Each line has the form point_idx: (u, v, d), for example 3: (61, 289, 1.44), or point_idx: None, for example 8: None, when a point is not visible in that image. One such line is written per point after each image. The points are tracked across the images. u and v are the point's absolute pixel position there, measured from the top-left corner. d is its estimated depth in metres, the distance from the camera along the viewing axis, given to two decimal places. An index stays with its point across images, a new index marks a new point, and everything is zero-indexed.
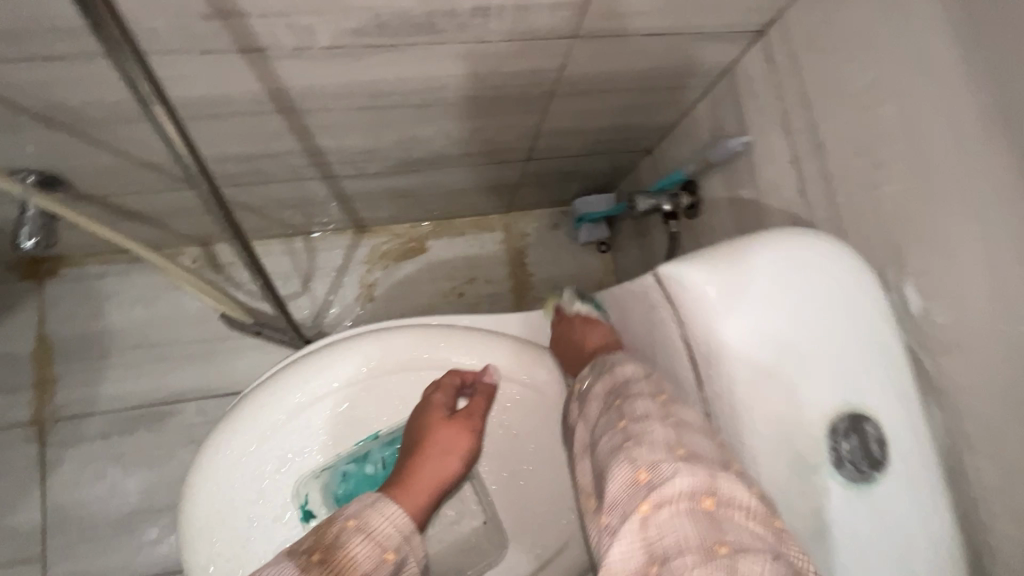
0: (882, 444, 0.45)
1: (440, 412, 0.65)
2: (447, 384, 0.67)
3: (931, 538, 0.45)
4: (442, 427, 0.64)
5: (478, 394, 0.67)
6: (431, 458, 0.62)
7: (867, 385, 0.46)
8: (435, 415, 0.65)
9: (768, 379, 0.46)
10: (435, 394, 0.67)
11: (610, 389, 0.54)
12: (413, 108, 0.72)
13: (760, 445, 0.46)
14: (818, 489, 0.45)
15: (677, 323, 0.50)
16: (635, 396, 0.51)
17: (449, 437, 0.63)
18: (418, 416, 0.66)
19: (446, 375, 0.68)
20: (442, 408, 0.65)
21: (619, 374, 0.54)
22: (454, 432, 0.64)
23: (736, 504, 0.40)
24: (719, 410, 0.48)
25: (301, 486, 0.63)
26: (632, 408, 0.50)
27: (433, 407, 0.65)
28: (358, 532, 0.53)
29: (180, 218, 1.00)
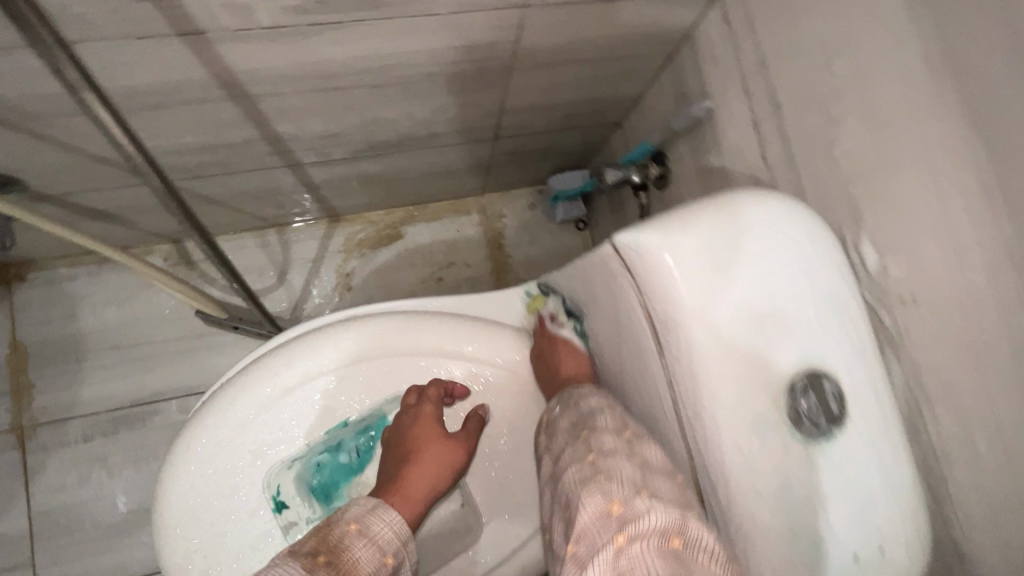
0: (839, 399, 0.45)
1: (432, 423, 0.63)
2: (433, 393, 0.66)
3: (891, 490, 0.45)
4: (436, 442, 0.62)
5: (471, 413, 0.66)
6: (423, 469, 0.61)
7: (825, 342, 0.46)
8: (427, 427, 0.63)
9: (724, 339, 0.46)
10: (423, 404, 0.65)
11: (578, 424, 0.55)
12: (370, 89, 0.71)
13: (719, 406, 0.45)
14: (777, 446, 0.44)
15: (636, 290, 0.50)
16: (601, 431, 0.52)
17: (440, 450, 0.63)
18: (406, 424, 0.64)
19: (432, 386, 0.66)
20: (434, 418, 0.64)
21: (587, 409, 0.56)
22: (445, 449, 0.63)
23: (705, 547, 0.40)
24: (679, 374, 0.47)
25: (273, 478, 0.62)
26: (601, 444, 0.51)
27: (426, 418, 0.63)
28: (360, 536, 0.54)
29: (146, 215, 0.98)
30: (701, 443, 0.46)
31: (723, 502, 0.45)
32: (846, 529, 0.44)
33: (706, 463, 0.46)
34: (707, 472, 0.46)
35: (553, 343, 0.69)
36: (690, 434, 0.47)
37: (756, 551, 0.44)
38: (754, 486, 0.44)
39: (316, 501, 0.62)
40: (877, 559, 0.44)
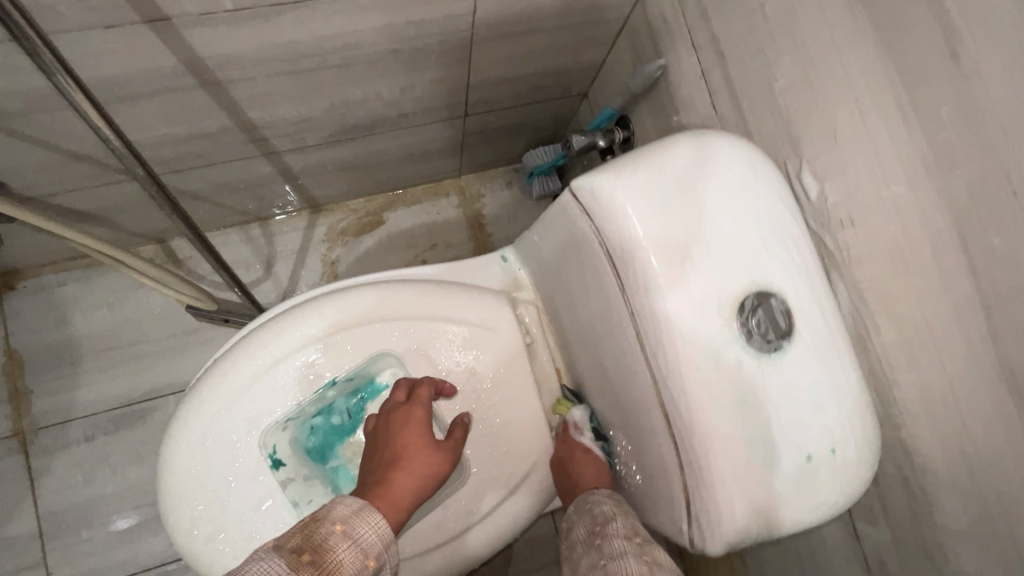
0: (788, 315, 0.49)
1: (422, 430, 0.63)
2: (423, 393, 0.65)
3: (840, 396, 0.49)
4: (422, 447, 0.62)
5: (456, 423, 0.66)
6: (409, 475, 0.60)
7: (772, 264, 0.50)
8: (416, 431, 0.63)
9: (678, 267, 0.49)
10: (414, 404, 0.64)
11: (591, 527, 0.57)
12: (336, 70, 0.73)
13: (676, 328, 0.48)
14: (732, 360, 0.48)
15: (596, 231, 0.53)
16: (613, 535, 0.54)
17: (427, 456, 0.62)
18: (395, 427, 0.63)
19: (427, 385, 0.66)
20: (423, 422, 0.63)
21: (602, 518, 0.57)
22: (430, 456, 0.62)
23: None
24: (639, 304, 0.50)
25: (268, 437, 0.65)
26: (610, 547, 0.53)
27: (415, 420, 0.63)
28: (345, 538, 0.50)
29: (129, 214, 1.00)
30: (663, 365, 0.49)
31: (686, 417, 0.48)
32: (798, 432, 0.48)
33: (668, 383, 0.49)
34: (671, 393, 0.49)
35: (575, 454, 0.68)
36: (652, 359, 0.50)
37: (718, 459, 0.47)
38: (712, 398, 0.47)
39: (312, 460, 0.67)
40: (828, 458, 0.48)
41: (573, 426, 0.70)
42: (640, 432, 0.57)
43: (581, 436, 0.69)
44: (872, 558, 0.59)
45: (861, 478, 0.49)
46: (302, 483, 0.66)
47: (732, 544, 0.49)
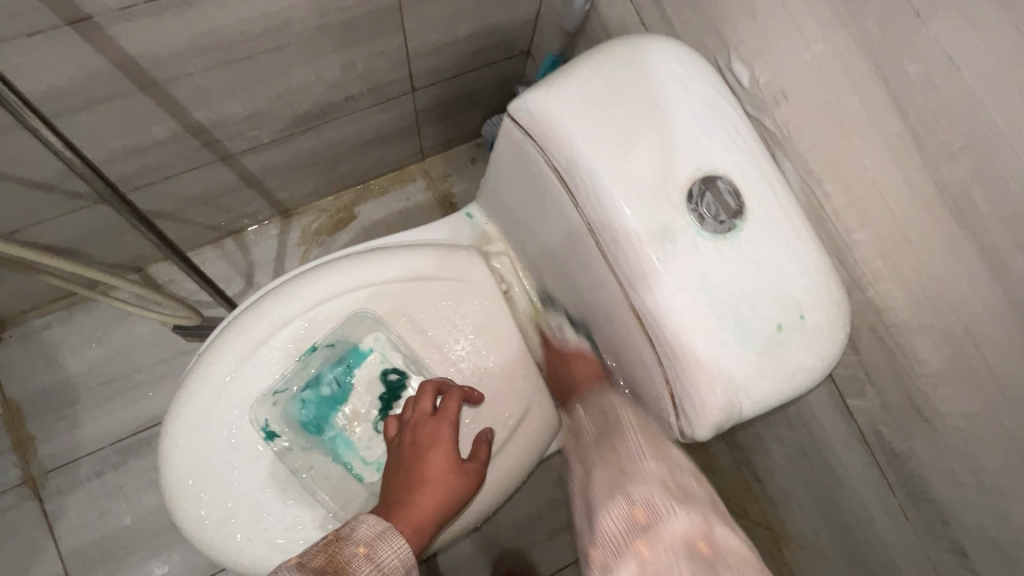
0: (736, 195, 0.49)
1: (449, 450, 0.62)
2: (452, 407, 0.65)
3: (800, 264, 0.49)
4: (449, 469, 0.62)
5: (480, 440, 0.67)
6: (432, 498, 0.60)
7: (713, 148, 0.50)
8: (442, 450, 0.62)
9: (621, 164, 0.49)
10: (441, 421, 0.63)
11: (604, 431, 0.62)
12: (271, 55, 0.74)
13: (629, 223, 0.48)
14: (688, 245, 0.48)
15: (539, 149, 0.53)
16: (628, 434, 0.58)
17: (451, 479, 0.62)
18: (421, 445, 0.63)
19: (454, 399, 0.65)
20: (450, 441, 0.63)
21: (613, 416, 0.62)
22: (456, 479, 0.62)
23: (730, 550, 0.44)
24: (591, 209, 0.51)
25: (259, 412, 0.65)
26: (626, 447, 0.57)
27: (442, 440, 0.63)
28: (366, 562, 0.52)
29: (101, 244, 1.01)
30: (624, 263, 0.50)
31: (655, 309, 0.49)
32: (765, 305, 0.48)
33: (632, 281, 0.50)
34: (637, 290, 0.49)
35: (565, 357, 0.73)
36: (613, 260, 0.51)
37: (690, 344, 0.48)
38: (675, 286, 0.48)
39: (308, 433, 0.66)
40: (797, 325, 0.48)
41: (552, 331, 0.75)
42: (621, 344, 0.57)
43: (560, 334, 0.74)
44: (867, 431, 0.60)
45: (834, 339, 0.49)
46: (301, 455, 0.66)
47: (719, 426, 0.49)
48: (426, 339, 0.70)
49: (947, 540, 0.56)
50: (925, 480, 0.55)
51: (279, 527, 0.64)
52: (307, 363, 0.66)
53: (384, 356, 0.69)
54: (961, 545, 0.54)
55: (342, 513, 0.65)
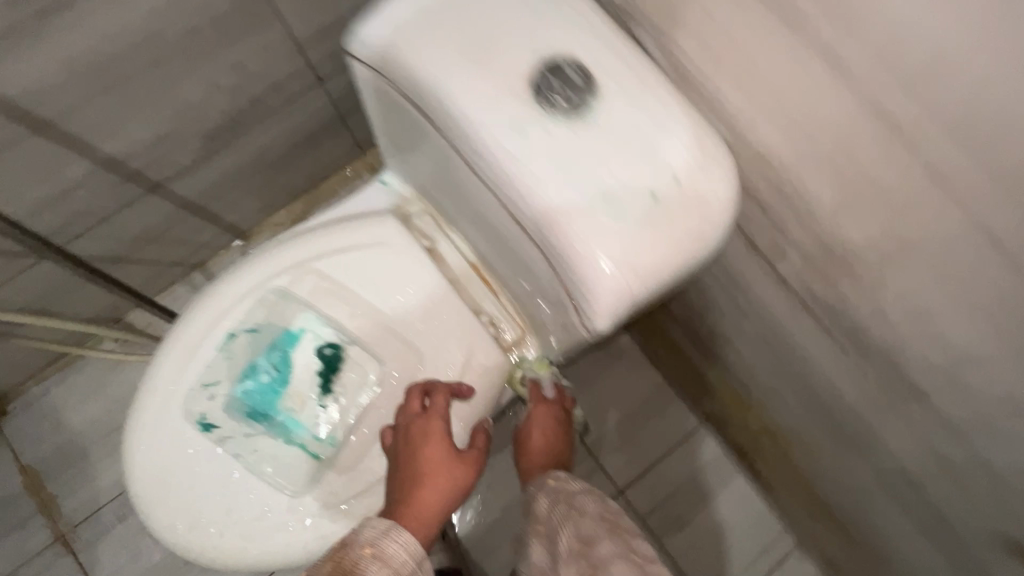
0: (584, 74, 0.47)
1: (446, 442, 0.63)
2: (441, 403, 0.65)
3: (663, 126, 0.47)
4: (447, 461, 0.62)
5: (478, 430, 0.67)
6: (433, 490, 0.60)
7: (552, 33, 0.49)
8: (438, 443, 0.62)
9: (459, 68, 0.47)
10: (431, 417, 0.64)
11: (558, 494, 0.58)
12: (152, 71, 0.75)
13: (477, 126, 0.47)
14: (541, 134, 0.46)
15: (385, 80, 0.52)
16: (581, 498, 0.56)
17: (452, 470, 0.62)
18: (415, 442, 0.63)
19: (442, 396, 0.66)
20: (443, 433, 0.63)
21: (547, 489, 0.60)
22: (456, 468, 0.62)
23: None
24: (444, 124, 0.49)
25: (193, 406, 0.66)
26: (595, 505, 0.55)
27: (436, 436, 0.63)
28: (376, 561, 0.49)
29: (70, 299, 1.05)
30: (485, 168, 0.48)
31: (524, 207, 0.47)
32: (633, 175, 0.46)
33: (497, 185, 0.48)
34: (504, 193, 0.48)
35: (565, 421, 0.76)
36: (478, 169, 0.49)
37: (563, 231, 0.46)
38: (536, 177, 0.46)
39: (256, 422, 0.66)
40: (673, 190, 0.46)
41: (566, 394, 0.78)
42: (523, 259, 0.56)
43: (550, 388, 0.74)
44: (805, 296, 0.56)
45: (719, 197, 0.47)
46: (243, 441, 0.66)
47: (619, 312, 0.47)
48: (353, 308, 0.69)
49: (905, 386, 0.52)
50: (866, 329, 0.51)
51: (248, 517, 0.65)
52: (228, 351, 0.67)
53: (316, 333, 0.68)
54: (917, 386, 0.51)
55: (295, 490, 0.65)
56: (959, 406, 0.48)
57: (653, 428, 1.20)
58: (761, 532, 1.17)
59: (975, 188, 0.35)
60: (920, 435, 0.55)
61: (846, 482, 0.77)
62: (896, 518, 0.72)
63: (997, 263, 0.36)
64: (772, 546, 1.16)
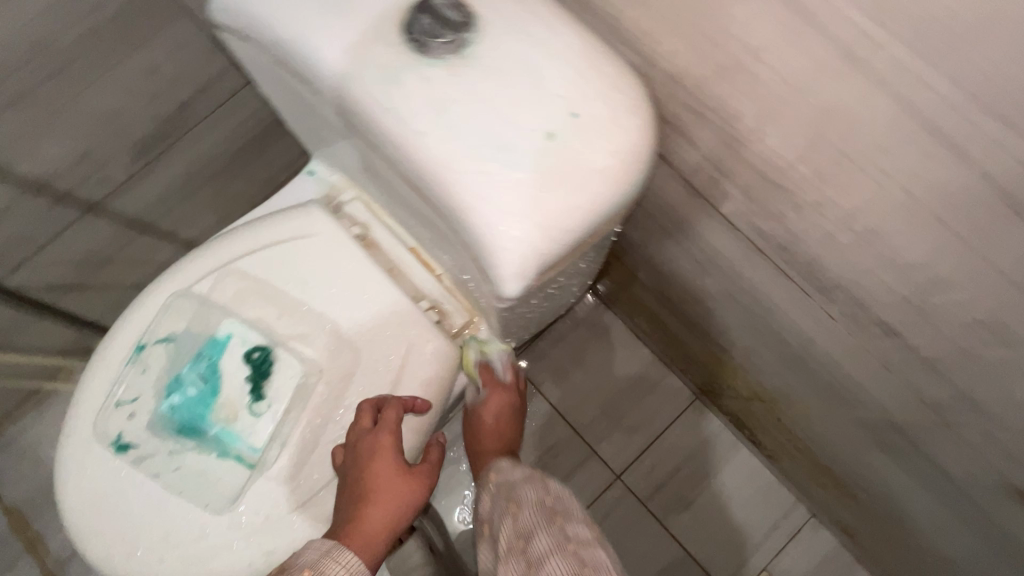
0: (459, 8, 0.42)
1: (396, 460, 0.59)
2: (392, 419, 0.60)
3: (555, 57, 0.41)
4: (398, 477, 0.59)
5: (431, 445, 0.65)
6: (382, 507, 0.57)
7: None
8: (387, 462, 0.58)
9: (320, 19, 0.42)
10: (380, 431, 0.59)
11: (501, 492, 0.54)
12: (54, 81, 0.72)
13: (347, 81, 0.42)
14: (415, 81, 0.41)
15: (256, 46, 0.47)
16: (523, 489, 0.53)
17: (402, 488, 0.59)
18: (362, 457, 0.59)
19: (394, 407, 0.61)
20: (394, 450, 0.59)
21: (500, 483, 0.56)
22: (407, 485, 0.59)
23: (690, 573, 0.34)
24: (317, 84, 0.44)
25: (111, 426, 0.62)
26: (531, 497, 0.51)
27: (386, 451, 0.59)
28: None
29: (26, 334, 1.02)
30: (364, 128, 0.43)
31: (410, 166, 0.42)
32: (522, 116, 0.40)
33: (381, 145, 0.43)
34: (389, 153, 0.43)
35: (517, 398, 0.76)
36: (360, 131, 0.44)
37: (451, 188, 0.41)
38: (415, 130, 0.41)
39: (185, 439, 0.62)
40: (569, 125, 0.40)
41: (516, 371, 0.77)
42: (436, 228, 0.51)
43: (505, 370, 0.72)
44: (755, 237, 0.50)
45: (626, 128, 0.41)
46: (167, 459, 0.62)
47: (527, 273, 0.41)
48: (280, 307, 0.64)
49: (873, 325, 0.46)
50: (820, 263, 0.45)
51: (186, 540, 0.60)
52: (143, 364, 0.62)
53: (243, 337, 0.63)
54: (885, 322, 0.44)
55: (223, 506, 0.61)
56: (932, 339, 0.41)
57: (646, 406, 1.13)
58: (772, 505, 1.10)
59: (892, 66, 0.29)
60: (902, 379, 0.48)
61: (842, 442, 0.70)
62: (900, 475, 0.65)
63: (938, 152, 0.30)
64: (785, 519, 1.09)
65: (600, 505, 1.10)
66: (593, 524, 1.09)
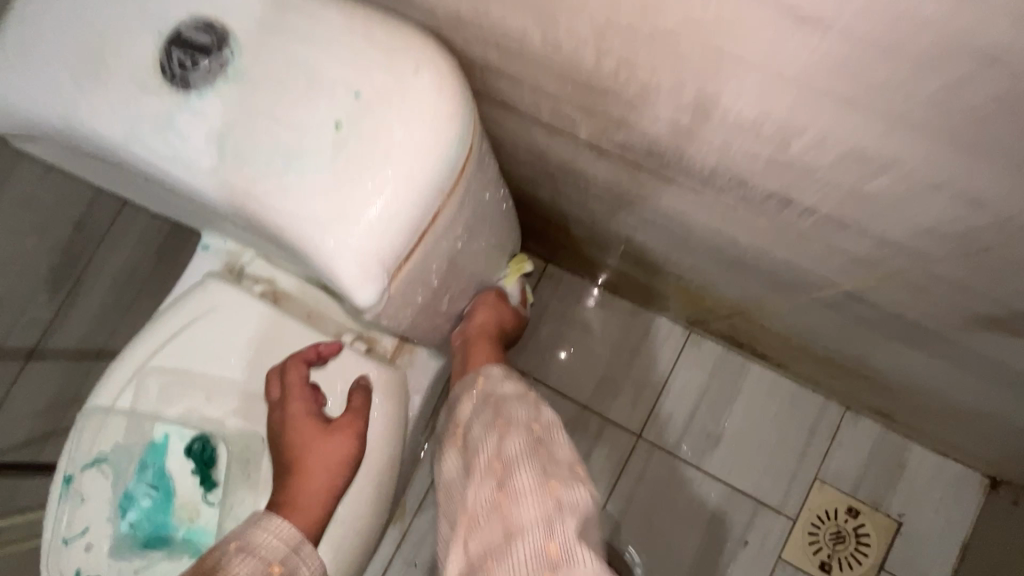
0: (210, 31, 0.39)
1: (311, 416, 0.57)
2: (296, 379, 0.58)
3: (323, 43, 0.38)
4: (316, 440, 0.55)
5: (354, 390, 0.58)
6: (309, 475, 0.55)
7: (161, 1, 0.40)
8: (302, 426, 0.56)
9: (80, 93, 0.39)
10: (289, 399, 0.57)
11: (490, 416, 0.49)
12: None
13: (130, 145, 0.39)
14: (194, 120, 0.38)
15: (46, 145, 0.45)
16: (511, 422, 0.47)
17: (324, 450, 0.55)
18: (281, 433, 0.57)
19: (295, 368, 0.58)
20: (306, 414, 0.57)
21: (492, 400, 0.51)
22: (328, 445, 0.55)
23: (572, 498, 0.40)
24: (111, 159, 0.41)
25: (68, 565, 0.59)
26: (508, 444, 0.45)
27: (298, 418, 0.56)
28: (240, 552, 0.48)
29: None
30: (171, 185, 0.40)
31: (229, 208, 0.39)
32: (311, 116, 0.37)
33: (195, 197, 0.41)
34: (207, 201, 0.40)
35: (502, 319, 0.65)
36: (173, 190, 0.42)
37: (268, 213, 0.38)
38: (214, 170, 0.38)
39: (147, 552, 0.60)
40: (357, 109, 0.37)
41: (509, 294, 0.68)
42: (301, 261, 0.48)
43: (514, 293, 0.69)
44: (623, 152, 0.46)
45: (421, 88, 0.38)
46: None
47: (379, 272, 0.39)
48: (206, 393, 0.61)
49: (767, 199, 0.41)
50: (689, 155, 0.41)
51: None
52: (81, 495, 0.60)
53: (177, 434, 0.61)
54: (775, 192, 0.39)
55: None
56: (818, 191, 0.36)
57: None
58: None
59: None
60: (823, 243, 0.44)
61: (822, 326, 0.64)
62: (890, 344, 0.59)
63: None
64: (820, 423, 0.94)
65: (628, 473, 0.95)
66: (624, 498, 0.94)
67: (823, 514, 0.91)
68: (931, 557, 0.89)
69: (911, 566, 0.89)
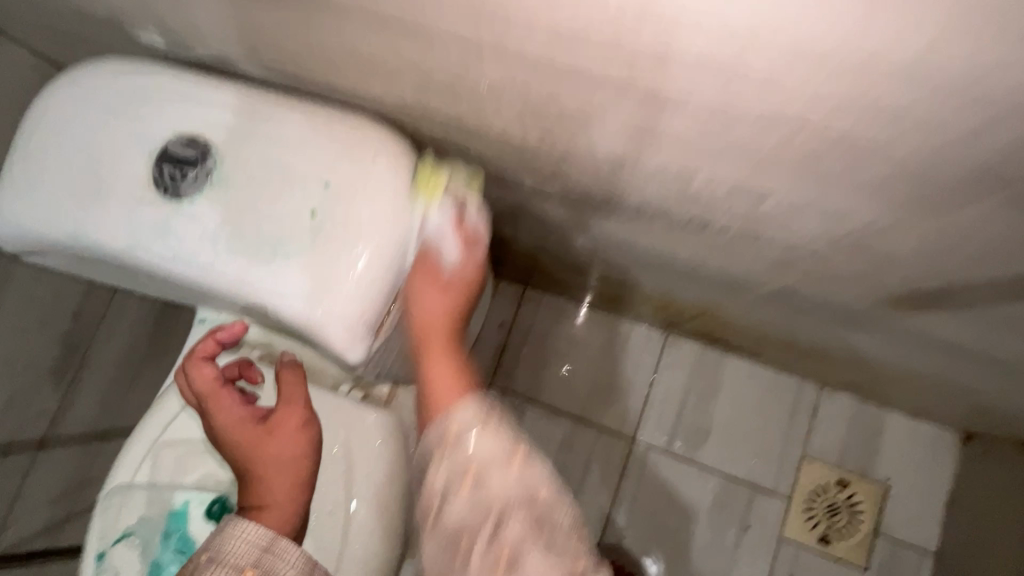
0: (194, 145, 0.45)
1: (243, 418, 0.51)
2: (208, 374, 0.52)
3: (293, 144, 0.44)
4: (263, 434, 0.50)
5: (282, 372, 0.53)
6: (273, 472, 0.48)
7: (150, 125, 0.46)
8: (240, 425, 0.50)
9: (84, 212, 0.45)
10: (216, 395, 0.52)
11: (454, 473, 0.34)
12: None
13: (133, 251, 0.45)
14: (187, 222, 0.44)
15: (55, 256, 0.50)
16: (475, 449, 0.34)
17: (276, 442, 0.49)
18: (222, 436, 0.51)
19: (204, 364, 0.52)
20: (241, 412, 0.51)
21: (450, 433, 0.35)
22: (280, 433, 0.50)
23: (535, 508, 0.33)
24: (117, 263, 0.47)
25: None
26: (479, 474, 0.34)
27: (234, 414, 0.51)
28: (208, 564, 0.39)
29: None
30: (173, 280, 0.46)
31: (227, 293, 0.45)
32: (290, 207, 0.44)
33: (195, 287, 0.46)
34: (207, 290, 0.46)
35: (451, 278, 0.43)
36: (174, 283, 0.47)
37: (262, 294, 0.44)
38: (209, 263, 0.44)
39: None
40: (328, 197, 0.44)
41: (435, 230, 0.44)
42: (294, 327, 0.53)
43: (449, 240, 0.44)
44: (568, 196, 0.53)
45: (383, 172, 0.44)
46: None
47: (364, 331, 0.45)
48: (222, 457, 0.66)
49: (692, 224, 0.48)
50: (622, 196, 0.47)
51: None
52: (115, 570, 0.64)
53: (198, 499, 0.65)
54: (697, 218, 0.46)
55: None
56: (730, 216, 0.43)
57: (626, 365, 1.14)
58: None
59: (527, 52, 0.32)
60: (749, 253, 0.50)
61: (773, 317, 0.71)
62: (831, 326, 0.66)
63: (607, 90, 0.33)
64: (799, 404, 1.00)
65: (629, 477, 1.00)
66: (629, 502, 0.99)
67: (816, 489, 0.97)
68: (918, 514, 0.95)
69: (901, 525, 0.95)
